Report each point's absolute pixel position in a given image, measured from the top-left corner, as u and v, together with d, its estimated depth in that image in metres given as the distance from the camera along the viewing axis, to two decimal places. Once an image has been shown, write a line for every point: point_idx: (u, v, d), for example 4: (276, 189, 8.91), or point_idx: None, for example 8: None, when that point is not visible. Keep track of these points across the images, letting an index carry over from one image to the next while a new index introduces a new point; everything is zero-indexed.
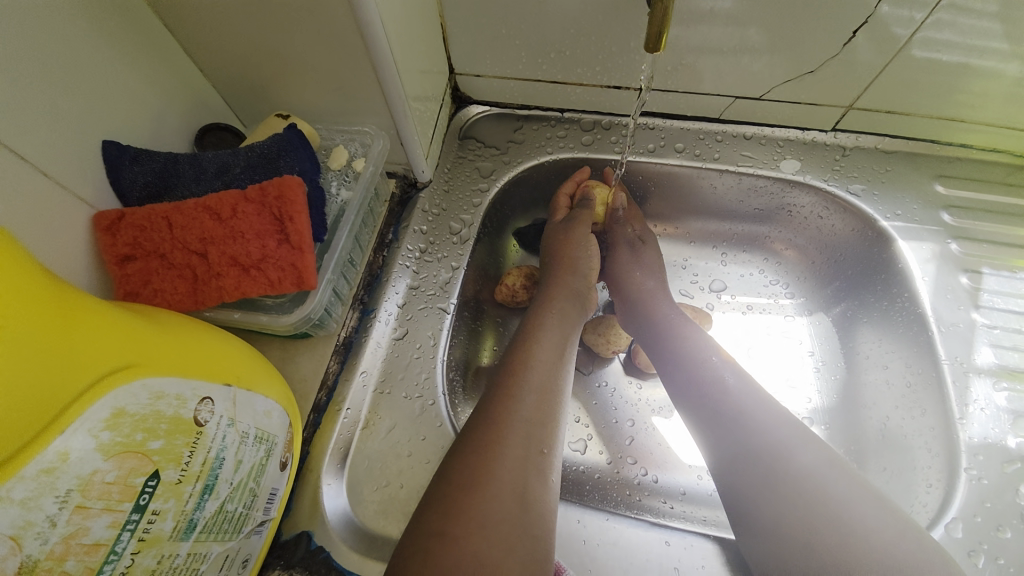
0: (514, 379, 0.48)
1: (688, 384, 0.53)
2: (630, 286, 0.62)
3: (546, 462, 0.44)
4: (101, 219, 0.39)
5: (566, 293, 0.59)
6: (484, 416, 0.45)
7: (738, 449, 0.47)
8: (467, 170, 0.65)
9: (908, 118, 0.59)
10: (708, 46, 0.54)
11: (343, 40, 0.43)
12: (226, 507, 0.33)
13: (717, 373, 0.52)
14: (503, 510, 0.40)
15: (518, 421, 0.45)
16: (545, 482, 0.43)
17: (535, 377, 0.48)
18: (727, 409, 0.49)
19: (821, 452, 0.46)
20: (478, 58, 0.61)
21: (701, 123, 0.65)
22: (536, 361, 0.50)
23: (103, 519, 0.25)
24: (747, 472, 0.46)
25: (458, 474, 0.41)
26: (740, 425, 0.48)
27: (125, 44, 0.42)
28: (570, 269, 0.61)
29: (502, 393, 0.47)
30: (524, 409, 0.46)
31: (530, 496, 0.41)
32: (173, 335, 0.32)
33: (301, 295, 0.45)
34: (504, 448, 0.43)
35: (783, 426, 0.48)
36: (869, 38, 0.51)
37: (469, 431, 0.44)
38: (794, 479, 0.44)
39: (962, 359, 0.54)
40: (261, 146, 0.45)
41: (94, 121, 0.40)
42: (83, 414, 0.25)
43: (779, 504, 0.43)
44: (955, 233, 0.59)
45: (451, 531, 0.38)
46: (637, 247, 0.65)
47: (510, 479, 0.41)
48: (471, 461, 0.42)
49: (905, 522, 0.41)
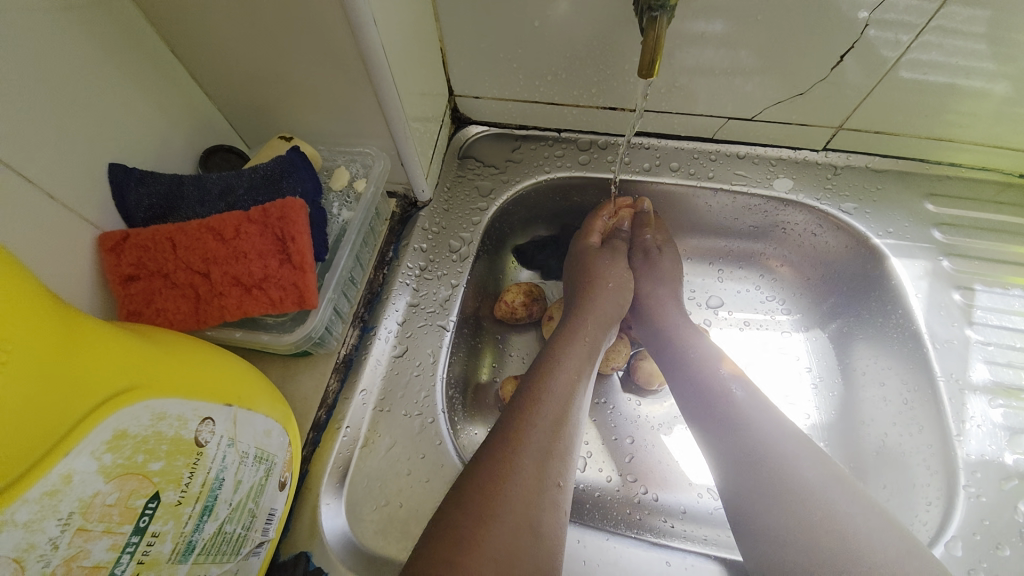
0: (533, 404, 0.48)
1: (699, 400, 0.53)
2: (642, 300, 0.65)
3: (561, 497, 0.44)
4: (106, 239, 0.40)
5: (598, 315, 0.59)
6: (500, 438, 0.46)
7: (745, 463, 0.47)
8: (466, 188, 0.66)
9: (898, 138, 0.61)
10: (701, 68, 0.56)
11: (347, 64, 0.45)
12: (224, 528, 0.33)
13: (725, 385, 0.52)
14: (509, 540, 0.40)
15: (531, 451, 0.45)
16: (555, 514, 0.43)
17: (555, 405, 0.48)
18: (739, 424, 0.49)
19: (824, 467, 0.46)
20: (477, 80, 0.62)
21: (696, 143, 0.66)
22: (560, 387, 0.50)
23: (102, 542, 0.25)
24: (754, 488, 0.46)
25: (467, 500, 0.41)
26: (749, 437, 0.48)
27: (133, 69, 0.43)
28: (605, 294, 0.62)
29: (517, 418, 0.47)
30: (539, 438, 0.46)
31: (543, 529, 0.42)
32: (174, 356, 0.32)
33: (301, 313, 0.46)
34: (511, 474, 0.43)
35: (788, 437, 0.48)
36: (857, 61, 0.52)
37: (482, 455, 0.44)
38: (799, 504, 0.43)
39: (958, 376, 0.54)
40: (264, 168, 0.46)
41: (102, 143, 0.41)
42: (87, 435, 0.25)
43: (785, 517, 0.43)
44: (947, 250, 0.60)
45: (458, 557, 0.38)
46: (653, 256, 0.67)
47: (518, 508, 0.41)
48: (479, 485, 0.42)
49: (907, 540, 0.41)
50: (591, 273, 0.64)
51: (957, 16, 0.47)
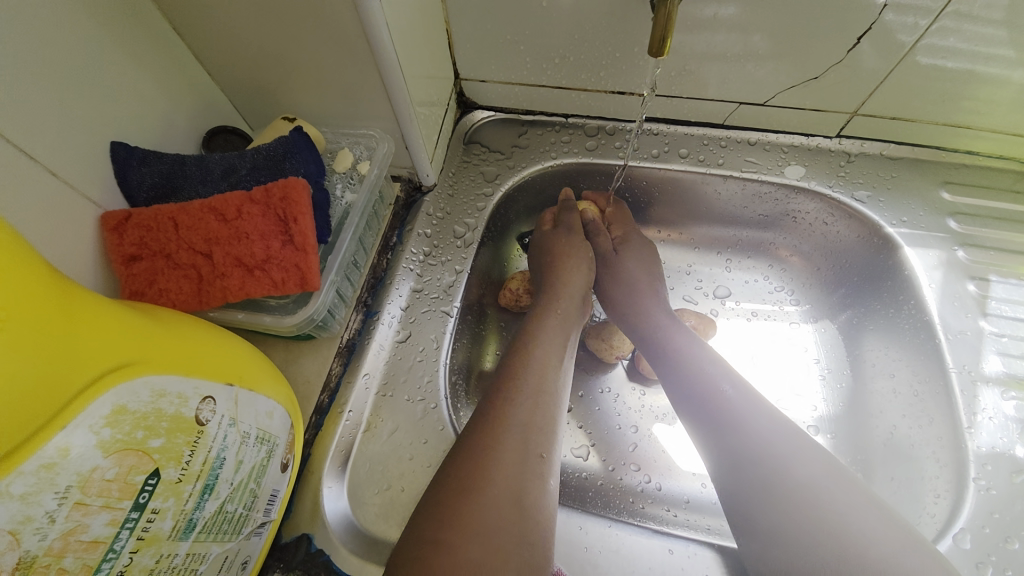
0: (510, 382, 0.48)
1: (686, 397, 0.52)
2: (616, 294, 0.63)
3: (545, 466, 0.44)
4: (109, 219, 0.40)
5: (569, 295, 0.59)
6: (479, 421, 0.45)
7: (737, 463, 0.46)
8: (471, 174, 0.65)
9: (914, 124, 0.59)
10: (713, 52, 0.55)
11: (350, 44, 0.44)
12: (226, 508, 0.33)
13: (715, 383, 0.51)
14: (501, 517, 0.39)
15: (513, 424, 0.44)
16: (543, 485, 0.43)
17: (533, 380, 0.48)
18: (729, 425, 0.48)
19: (821, 461, 0.45)
20: (484, 63, 0.61)
21: (706, 129, 0.65)
22: (537, 362, 0.50)
23: (101, 517, 0.25)
24: (750, 488, 0.45)
25: (455, 478, 0.41)
26: (736, 436, 0.47)
27: (136, 48, 0.43)
28: (573, 271, 0.61)
29: (495, 401, 0.46)
30: (518, 411, 0.45)
31: (528, 501, 0.41)
32: (175, 335, 0.32)
33: (303, 296, 0.45)
34: (497, 449, 0.43)
35: (777, 432, 0.47)
36: (873, 44, 0.51)
37: (461, 441, 0.44)
38: (796, 489, 0.43)
39: (970, 368, 0.53)
40: (267, 148, 0.45)
41: (105, 123, 0.41)
42: (84, 410, 0.25)
43: (785, 514, 0.43)
44: (962, 240, 0.59)
45: (450, 538, 0.37)
46: (612, 258, 0.65)
47: (506, 483, 0.41)
48: (468, 461, 0.42)
49: (904, 528, 0.41)
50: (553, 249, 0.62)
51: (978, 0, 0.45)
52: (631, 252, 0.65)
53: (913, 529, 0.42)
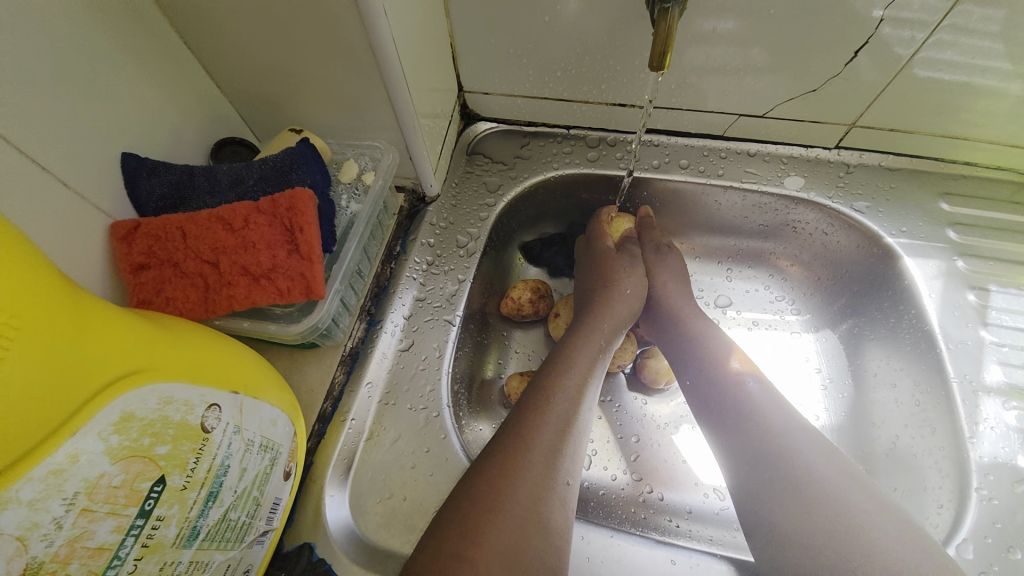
0: (544, 403, 0.48)
1: (712, 395, 0.52)
2: (652, 308, 0.63)
3: (569, 494, 0.44)
4: (118, 228, 0.40)
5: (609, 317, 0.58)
6: (508, 438, 0.45)
7: (758, 457, 0.47)
8: (474, 184, 0.66)
9: (912, 136, 0.60)
10: (712, 65, 0.56)
11: (357, 58, 0.45)
12: (229, 515, 0.33)
13: (738, 377, 0.52)
14: (521, 534, 0.39)
15: (542, 445, 0.45)
16: (563, 510, 0.43)
17: (567, 402, 0.48)
18: (755, 419, 0.49)
19: (842, 464, 0.46)
20: (487, 76, 0.62)
21: (706, 140, 0.66)
22: (573, 384, 0.50)
23: (107, 523, 0.26)
24: (769, 484, 0.45)
25: (482, 497, 0.40)
26: (761, 430, 0.48)
27: (147, 61, 0.44)
28: (622, 294, 0.61)
29: (529, 419, 0.46)
30: (550, 434, 0.46)
31: (552, 526, 0.41)
32: (181, 342, 0.32)
33: (308, 304, 0.46)
34: (524, 469, 0.43)
35: (803, 432, 0.47)
36: (871, 57, 0.52)
37: (488, 456, 0.44)
38: (805, 483, 0.44)
39: (971, 378, 0.53)
40: (274, 159, 0.46)
41: (116, 134, 0.42)
42: (93, 417, 0.25)
43: (801, 511, 0.43)
44: (961, 250, 0.59)
45: (473, 554, 0.37)
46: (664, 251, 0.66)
47: (530, 504, 0.41)
48: (492, 481, 0.41)
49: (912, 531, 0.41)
50: (607, 275, 0.63)
51: (972, 15, 0.46)
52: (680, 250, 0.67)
53: (922, 528, 0.42)
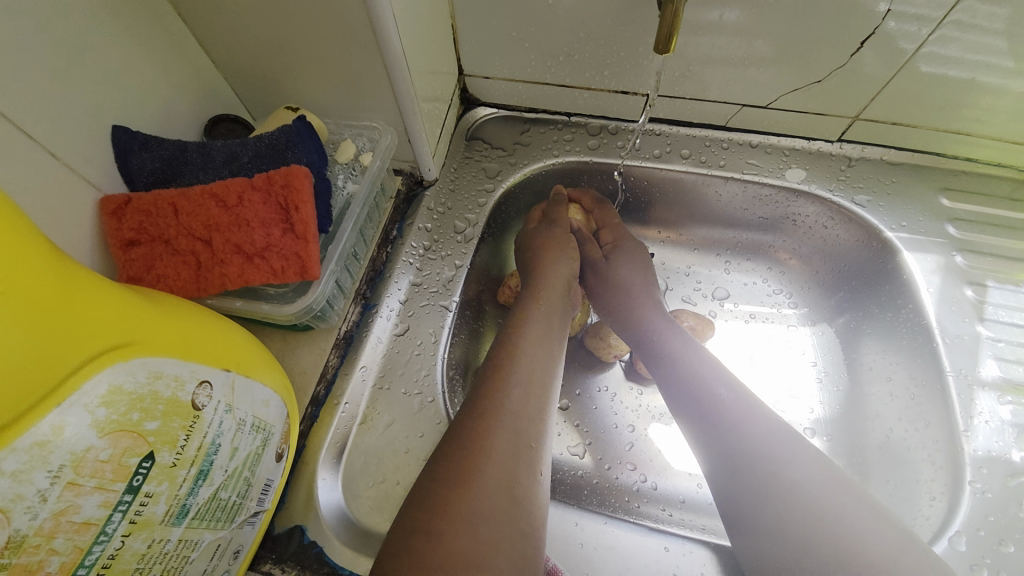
0: (502, 374, 0.48)
1: (682, 397, 0.52)
2: (615, 303, 0.62)
3: (536, 458, 0.44)
4: (108, 203, 0.39)
5: (557, 284, 0.59)
6: (468, 411, 0.44)
7: (731, 463, 0.46)
8: (473, 170, 0.65)
9: (914, 130, 0.59)
10: (716, 55, 0.55)
11: (355, 35, 0.44)
12: (220, 495, 0.33)
13: (710, 388, 0.51)
14: (489, 504, 0.39)
15: (504, 416, 0.44)
16: (533, 477, 0.42)
17: (521, 372, 0.48)
18: (726, 424, 0.48)
19: (811, 460, 0.45)
20: (488, 59, 0.61)
21: (708, 130, 0.65)
22: (527, 351, 0.50)
23: (94, 498, 0.25)
24: (745, 487, 0.45)
25: (446, 469, 0.40)
26: (733, 436, 0.47)
27: (140, 33, 0.43)
28: (556, 260, 0.60)
29: (490, 390, 0.46)
30: (512, 403, 0.45)
31: (520, 492, 0.41)
32: (172, 318, 0.32)
33: (303, 285, 0.45)
34: (488, 439, 0.42)
35: (777, 443, 0.46)
36: (875, 51, 0.51)
37: (452, 431, 0.43)
38: (786, 490, 0.43)
39: (967, 372, 0.53)
40: (270, 136, 0.45)
41: (107, 107, 0.41)
42: (79, 389, 0.24)
43: (781, 512, 0.43)
44: (961, 246, 0.59)
45: (440, 527, 0.37)
46: (602, 268, 0.64)
47: (497, 474, 0.41)
48: (465, 452, 0.41)
49: (897, 528, 0.41)
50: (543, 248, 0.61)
51: (977, 11, 0.46)
52: (623, 256, 0.64)
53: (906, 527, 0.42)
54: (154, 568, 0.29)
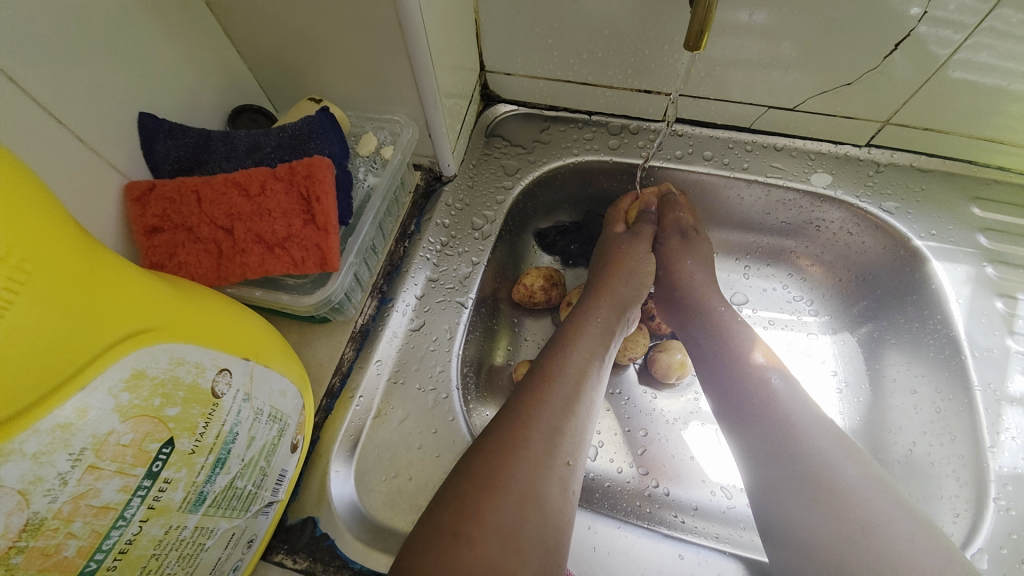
0: (546, 382, 0.47)
1: (728, 386, 0.51)
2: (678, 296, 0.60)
3: (569, 475, 0.42)
4: (132, 189, 0.39)
5: (614, 302, 0.56)
6: (506, 419, 0.44)
7: (771, 455, 0.46)
8: (492, 167, 0.65)
9: (946, 137, 0.57)
10: (741, 58, 0.54)
11: (380, 29, 0.44)
12: (235, 484, 0.32)
13: (761, 372, 0.50)
14: (517, 512, 0.38)
15: (541, 425, 0.43)
16: (565, 496, 0.41)
17: (569, 384, 0.47)
18: (779, 419, 0.47)
19: (864, 468, 0.44)
20: (511, 56, 0.61)
21: (732, 132, 0.64)
22: (573, 365, 0.49)
23: (114, 482, 0.25)
24: (788, 484, 0.44)
25: (480, 473, 0.40)
26: (782, 430, 0.46)
27: (167, 21, 0.43)
28: (623, 277, 0.59)
29: (526, 399, 0.46)
30: (550, 416, 0.44)
31: (546, 501, 0.40)
32: (195, 305, 0.32)
33: (321, 277, 0.45)
34: (521, 448, 0.42)
35: (829, 436, 0.46)
36: (906, 56, 0.50)
37: (491, 432, 0.43)
38: (827, 491, 0.43)
39: (996, 387, 0.52)
40: (293, 127, 0.45)
41: (133, 93, 0.41)
42: (102, 372, 0.24)
43: (823, 518, 0.42)
44: (991, 257, 0.57)
45: (469, 532, 0.37)
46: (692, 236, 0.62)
47: (528, 484, 0.40)
48: (492, 458, 0.41)
49: (947, 555, 0.39)
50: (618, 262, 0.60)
51: (1011, 19, 0.45)
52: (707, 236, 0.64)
53: (940, 527, 0.41)
54: (170, 555, 0.29)
